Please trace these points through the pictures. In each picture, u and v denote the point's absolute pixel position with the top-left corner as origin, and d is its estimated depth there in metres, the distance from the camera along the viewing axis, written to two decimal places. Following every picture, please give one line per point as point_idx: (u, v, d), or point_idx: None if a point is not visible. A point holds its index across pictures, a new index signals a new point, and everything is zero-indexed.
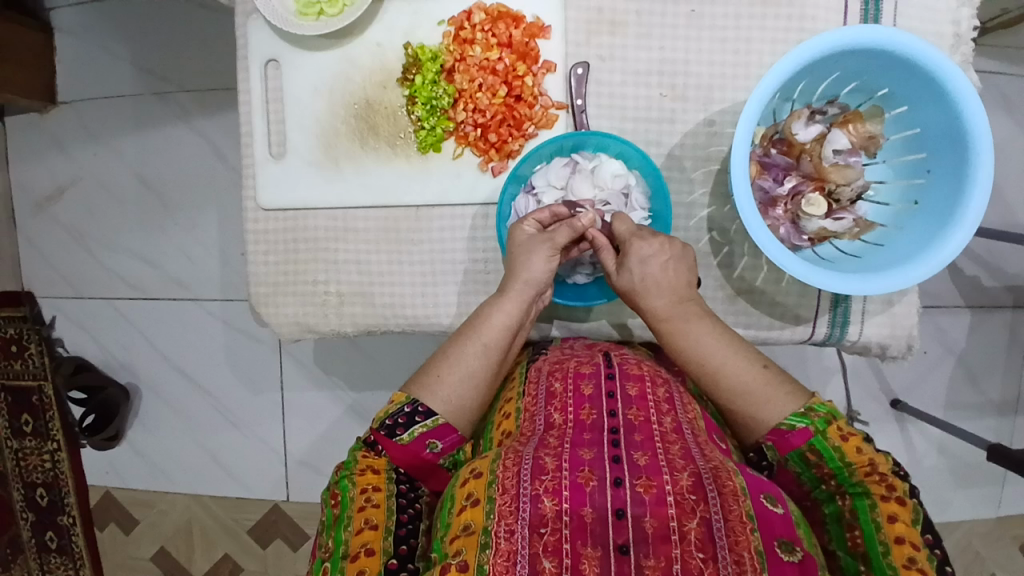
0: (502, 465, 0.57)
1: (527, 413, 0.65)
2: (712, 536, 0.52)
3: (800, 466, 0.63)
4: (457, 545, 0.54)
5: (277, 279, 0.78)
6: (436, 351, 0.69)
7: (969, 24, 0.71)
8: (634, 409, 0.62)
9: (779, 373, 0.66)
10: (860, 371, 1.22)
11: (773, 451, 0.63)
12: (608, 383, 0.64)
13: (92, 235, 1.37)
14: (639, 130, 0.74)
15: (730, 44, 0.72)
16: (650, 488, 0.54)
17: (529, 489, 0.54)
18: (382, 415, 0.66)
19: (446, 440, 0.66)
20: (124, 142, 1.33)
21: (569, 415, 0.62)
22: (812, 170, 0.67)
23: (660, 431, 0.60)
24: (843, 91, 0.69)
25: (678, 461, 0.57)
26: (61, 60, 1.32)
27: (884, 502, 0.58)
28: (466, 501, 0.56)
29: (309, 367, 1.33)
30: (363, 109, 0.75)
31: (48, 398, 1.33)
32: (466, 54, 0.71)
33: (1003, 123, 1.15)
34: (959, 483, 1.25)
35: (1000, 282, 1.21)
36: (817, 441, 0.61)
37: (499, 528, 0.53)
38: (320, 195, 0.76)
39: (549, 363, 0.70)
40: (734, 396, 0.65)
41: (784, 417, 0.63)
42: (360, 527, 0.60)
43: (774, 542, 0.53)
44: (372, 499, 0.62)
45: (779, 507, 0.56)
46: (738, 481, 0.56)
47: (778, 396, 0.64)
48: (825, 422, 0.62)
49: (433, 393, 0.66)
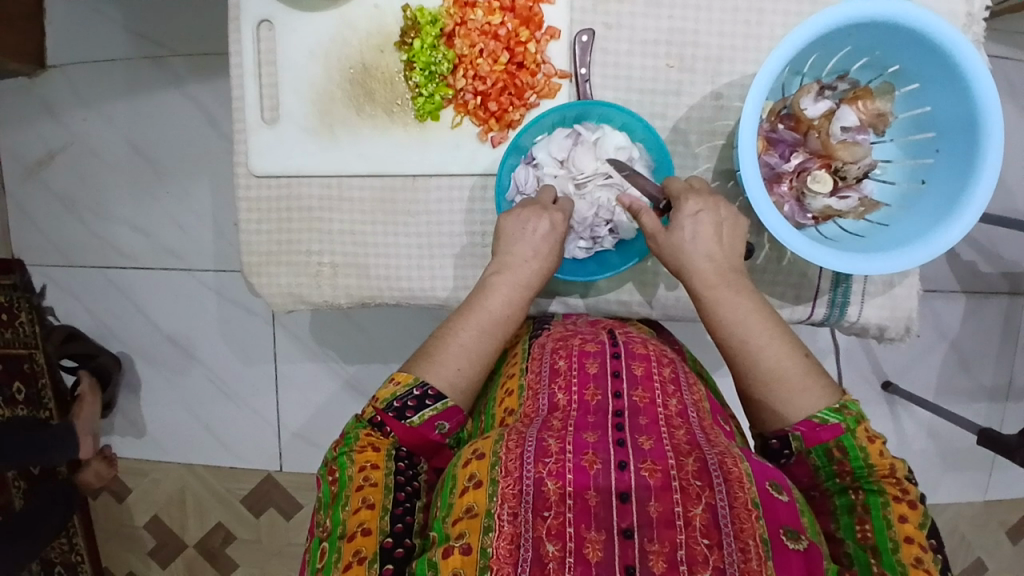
0: (506, 447, 0.56)
1: (530, 391, 0.64)
2: (717, 522, 0.52)
3: (821, 459, 0.61)
4: (460, 527, 0.53)
5: (270, 249, 0.76)
6: (438, 330, 0.68)
7: (982, 1, 0.69)
8: (640, 390, 0.61)
9: (817, 367, 0.65)
10: (854, 353, 1.23)
11: (799, 442, 0.61)
12: (614, 362, 0.64)
13: (82, 202, 1.34)
14: (644, 102, 0.72)
15: (742, 13, 0.70)
16: (654, 473, 0.54)
17: (532, 472, 0.54)
18: (387, 396, 0.64)
19: (452, 421, 0.65)
20: (115, 107, 1.30)
21: (574, 396, 0.61)
22: (820, 146, 0.65)
23: (665, 415, 0.60)
24: (854, 67, 0.67)
25: (683, 447, 0.56)
26: (48, 20, 1.28)
27: (895, 502, 0.59)
28: (469, 482, 0.56)
29: (303, 340, 1.32)
30: (359, 74, 0.73)
31: (39, 366, 1.33)
32: (466, 18, 0.68)
33: (1009, 106, 1.13)
34: (947, 466, 1.27)
35: (999, 268, 1.21)
36: (845, 438, 0.60)
37: (502, 510, 0.52)
38: (314, 163, 0.74)
39: (554, 339, 0.69)
40: (771, 373, 0.63)
41: (818, 409, 0.62)
42: (358, 507, 0.59)
43: (780, 530, 0.53)
44: (370, 478, 0.61)
45: (784, 496, 0.56)
46: (743, 467, 0.55)
47: (814, 385, 0.63)
48: (855, 421, 0.61)
49: (442, 373, 0.65)
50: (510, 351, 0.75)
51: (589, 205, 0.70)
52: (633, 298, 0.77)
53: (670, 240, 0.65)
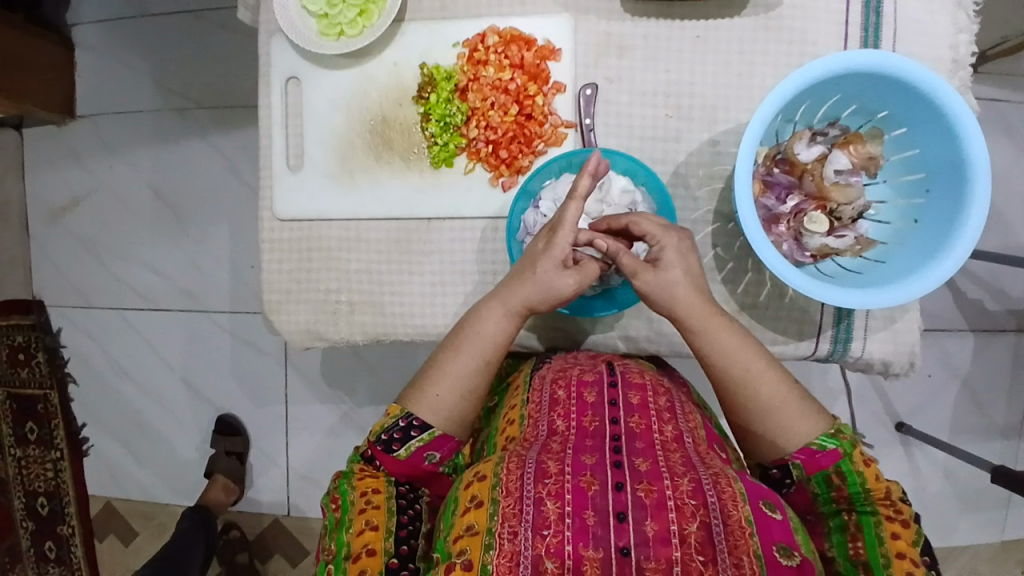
0: (506, 468, 0.57)
1: (530, 418, 0.66)
2: (712, 539, 0.53)
3: (820, 486, 0.64)
4: (461, 544, 0.55)
5: (290, 286, 0.79)
6: (426, 359, 0.70)
7: (966, 49, 0.73)
8: (636, 416, 0.62)
9: (805, 393, 0.66)
10: (864, 392, 1.23)
11: (799, 469, 0.64)
12: (610, 391, 0.65)
13: (104, 245, 1.40)
14: (645, 148, 0.76)
15: (735, 67, 0.74)
16: (651, 493, 0.54)
17: (532, 492, 0.55)
18: (376, 428, 0.66)
19: (442, 450, 0.67)
20: (140, 156, 1.37)
21: (572, 422, 0.62)
22: (814, 188, 0.69)
23: (660, 439, 0.61)
24: (844, 113, 0.71)
25: (678, 467, 0.57)
26: (80, 74, 1.37)
27: (888, 521, 0.61)
28: (471, 502, 0.57)
29: (314, 380, 1.35)
30: (379, 125, 0.78)
31: (53, 407, 1.43)
32: (479, 74, 0.74)
33: (1003, 149, 1.17)
34: (966, 509, 1.24)
35: (1004, 306, 1.22)
36: (843, 463, 0.63)
37: (503, 529, 0.53)
38: (333, 207, 0.78)
39: (553, 371, 0.71)
40: (769, 408, 0.65)
41: (814, 437, 0.64)
42: (361, 529, 0.61)
43: (774, 546, 0.54)
44: (372, 501, 0.63)
45: (778, 513, 0.56)
46: (737, 487, 0.56)
47: (807, 413, 0.65)
48: (852, 445, 0.63)
49: (428, 406, 0.66)
50: (510, 385, 0.76)
51: None
52: (641, 334, 0.79)
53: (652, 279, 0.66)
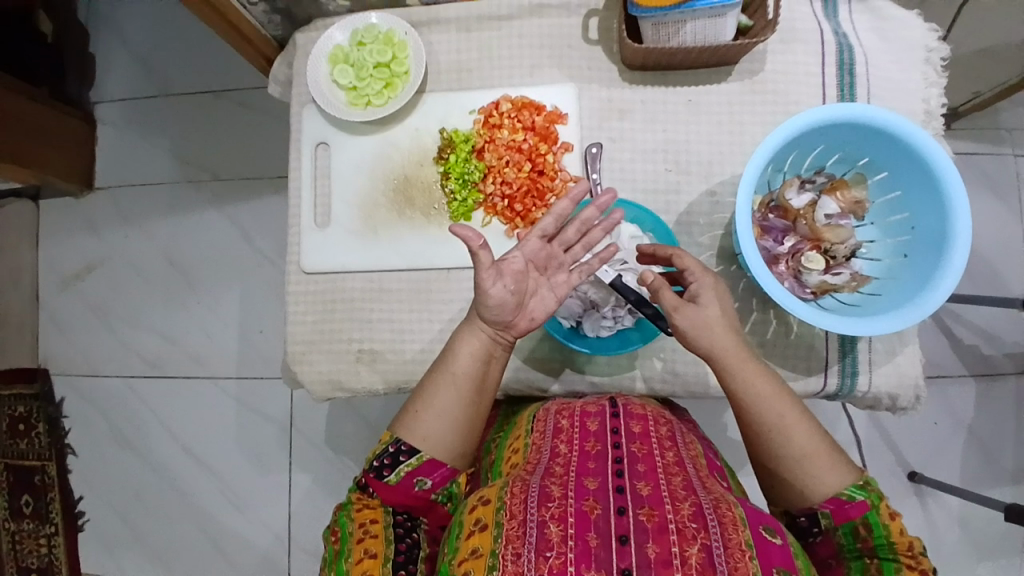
0: (511, 492, 0.58)
1: (534, 446, 0.67)
2: (713, 562, 0.52)
3: (846, 536, 0.65)
4: (465, 567, 0.55)
5: (314, 337, 0.82)
6: (415, 387, 0.72)
7: (936, 102, 0.82)
8: (637, 443, 0.64)
9: (835, 444, 0.67)
10: (874, 442, 1.24)
11: (827, 519, 0.65)
12: (613, 420, 0.67)
13: (114, 312, 1.43)
14: (649, 200, 0.82)
15: (726, 126, 0.82)
16: (652, 517, 0.55)
17: (536, 514, 0.56)
18: (368, 457, 0.68)
19: (432, 477, 0.68)
20: (156, 227, 1.43)
21: (576, 448, 0.64)
22: (808, 231, 0.75)
23: (662, 463, 0.62)
24: (829, 162, 0.77)
25: (680, 492, 0.58)
26: (102, 150, 1.45)
27: (908, 570, 0.61)
28: (474, 526, 0.58)
29: (322, 444, 1.34)
30: (401, 184, 0.84)
31: (50, 479, 1.40)
32: (494, 137, 0.81)
33: (977, 200, 1.26)
34: (990, 562, 1.21)
35: (999, 350, 1.25)
36: (870, 515, 0.64)
37: (507, 551, 0.54)
38: (356, 259, 0.83)
39: (558, 404, 0.74)
40: (796, 456, 0.65)
41: (844, 487, 0.64)
42: (360, 558, 0.64)
43: (773, 570, 0.54)
44: (371, 531, 0.66)
45: (777, 538, 0.57)
46: (737, 512, 0.57)
47: (835, 463, 0.66)
48: (879, 497, 0.64)
49: (414, 430, 0.68)
50: (514, 423, 0.76)
51: (579, 303, 0.79)
52: (654, 375, 0.81)
53: (692, 315, 0.67)
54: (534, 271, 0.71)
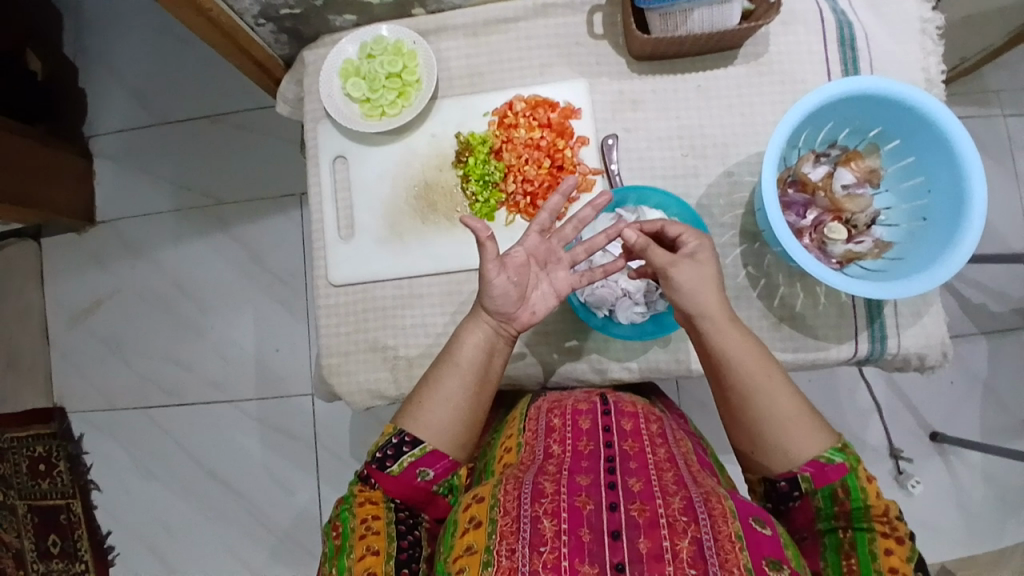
0: (504, 489, 0.60)
1: (527, 446, 0.69)
2: (704, 554, 0.54)
3: (824, 500, 0.65)
4: (461, 563, 0.57)
5: (348, 348, 0.83)
6: (420, 378, 0.73)
7: (935, 70, 0.83)
8: (629, 440, 0.65)
9: (814, 412, 0.68)
10: (895, 408, 1.26)
11: (808, 483, 0.65)
12: (604, 418, 0.68)
13: (127, 344, 1.43)
14: (668, 185, 0.84)
15: (737, 108, 0.84)
16: (643, 512, 0.56)
17: (529, 510, 0.57)
18: (372, 448, 0.69)
19: (435, 467, 0.69)
20: (161, 257, 1.43)
21: (568, 447, 0.65)
22: (829, 203, 0.77)
23: (654, 460, 0.64)
24: (841, 135, 0.79)
25: (671, 487, 0.60)
26: (101, 184, 1.46)
27: (883, 538, 0.63)
28: (469, 523, 0.60)
29: (348, 456, 1.35)
30: (422, 190, 0.85)
31: (76, 517, 1.40)
32: (512, 136, 0.82)
33: None
34: (1016, 516, 1.23)
35: (1007, 306, 1.27)
36: (849, 478, 0.64)
37: (501, 547, 0.55)
38: (384, 267, 0.84)
39: (548, 402, 0.75)
40: (779, 419, 0.66)
41: (822, 450, 0.65)
42: (363, 554, 0.64)
43: (762, 560, 0.55)
44: (372, 527, 0.66)
45: (767, 529, 0.59)
46: (727, 504, 0.58)
47: (814, 429, 0.66)
48: (857, 460, 0.65)
49: (418, 421, 0.69)
50: (508, 419, 0.79)
51: (611, 291, 0.79)
52: (687, 357, 0.83)
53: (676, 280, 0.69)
54: (535, 266, 0.73)
